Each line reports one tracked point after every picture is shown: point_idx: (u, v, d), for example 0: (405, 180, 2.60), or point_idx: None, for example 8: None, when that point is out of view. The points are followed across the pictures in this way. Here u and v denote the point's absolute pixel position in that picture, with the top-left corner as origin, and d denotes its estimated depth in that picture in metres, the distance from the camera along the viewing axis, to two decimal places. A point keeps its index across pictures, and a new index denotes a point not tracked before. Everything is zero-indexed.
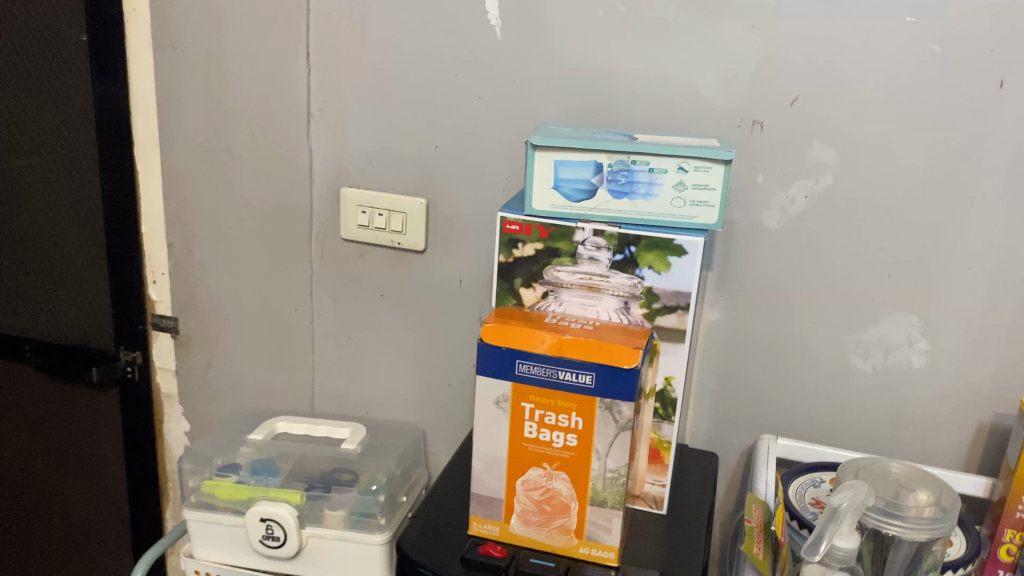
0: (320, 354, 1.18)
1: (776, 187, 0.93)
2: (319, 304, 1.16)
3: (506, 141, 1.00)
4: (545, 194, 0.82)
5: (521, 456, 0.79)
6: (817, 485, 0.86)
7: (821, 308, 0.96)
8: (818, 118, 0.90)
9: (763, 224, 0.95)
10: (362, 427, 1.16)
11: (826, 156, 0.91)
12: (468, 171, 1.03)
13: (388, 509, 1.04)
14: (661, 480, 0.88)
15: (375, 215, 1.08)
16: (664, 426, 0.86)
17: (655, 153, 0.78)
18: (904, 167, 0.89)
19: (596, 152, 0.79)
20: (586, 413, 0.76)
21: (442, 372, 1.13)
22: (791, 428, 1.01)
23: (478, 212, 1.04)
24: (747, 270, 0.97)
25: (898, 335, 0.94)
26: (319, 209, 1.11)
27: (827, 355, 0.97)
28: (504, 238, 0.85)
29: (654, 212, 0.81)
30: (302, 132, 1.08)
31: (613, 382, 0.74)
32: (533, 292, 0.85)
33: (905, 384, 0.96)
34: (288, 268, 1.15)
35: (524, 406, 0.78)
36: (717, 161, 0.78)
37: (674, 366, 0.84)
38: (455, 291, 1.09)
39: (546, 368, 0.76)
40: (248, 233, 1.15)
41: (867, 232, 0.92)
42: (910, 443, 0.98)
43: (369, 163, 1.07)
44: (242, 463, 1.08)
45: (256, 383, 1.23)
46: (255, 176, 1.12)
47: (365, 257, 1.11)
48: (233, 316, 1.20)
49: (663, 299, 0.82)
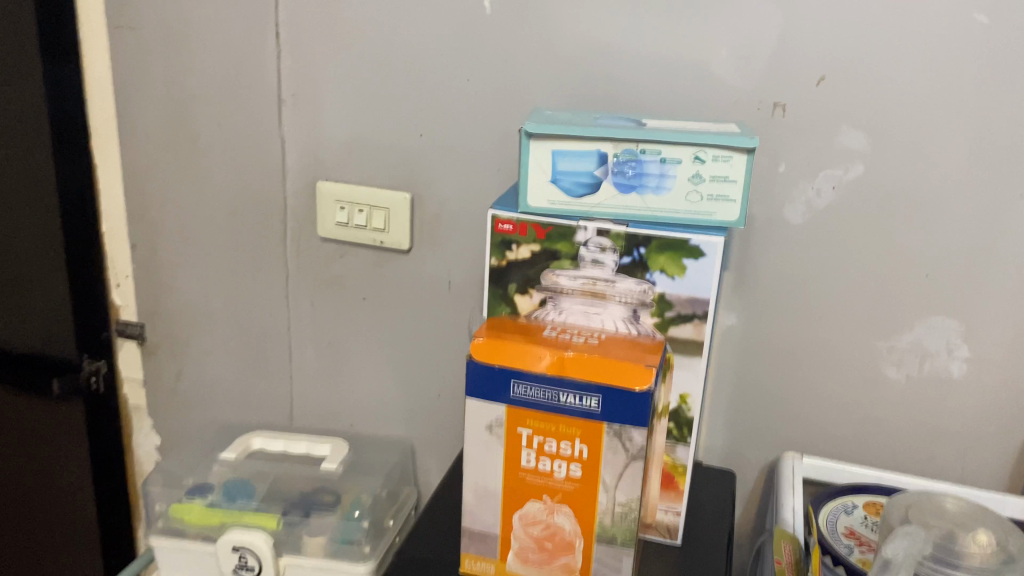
0: (298, 364, 1.09)
1: (800, 176, 0.84)
2: (295, 309, 1.06)
3: (497, 128, 0.90)
4: (542, 189, 0.72)
5: (518, 487, 0.70)
6: (850, 513, 0.78)
7: (850, 311, 0.86)
8: (848, 99, 0.80)
9: (785, 219, 0.85)
10: (344, 444, 1.05)
11: (856, 142, 0.81)
12: (455, 161, 0.93)
13: (374, 537, 0.96)
14: (675, 508, 0.79)
15: (355, 211, 0.98)
16: (679, 448, 0.77)
17: (669, 141, 0.68)
18: (945, 153, 0.79)
19: (600, 140, 0.69)
20: (592, 441, 0.67)
21: (430, 383, 1.04)
22: (817, 442, 0.92)
23: (467, 207, 0.94)
24: (767, 270, 0.88)
25: (936, 341, 0.85)
26: (294, 204, 1.01)
27: (858, 363, 0.88)
28: (496, 239, 0.74)
29: (666, 207, 0.71)
30: (272, 120, 0.97)
31: (623, 407, 0.65)
32: (529, 300, 0.76)
33: (945, 395, 0.86)
34: (262, 270, 1.05)
35: (521, 431, 0.68)
36: (739, 149, 0.68)
37: (689, 382, 0.74)
38: (443, 294, 0.99)
39: (546, 390, 0.66)
40: (217, 232, 1.05)
41: (903, 226, 0.82)
42: (947, 461, 0.88)
43: (348, 154, 0.97)
44: (214, 484, 0.99)
45: (230, 394, 1.13)
46: (223, 170, 1.02)
47: (346, 257, 1.01)
48: (205, 322, 1.10)
49: (677, 307, 0.72)
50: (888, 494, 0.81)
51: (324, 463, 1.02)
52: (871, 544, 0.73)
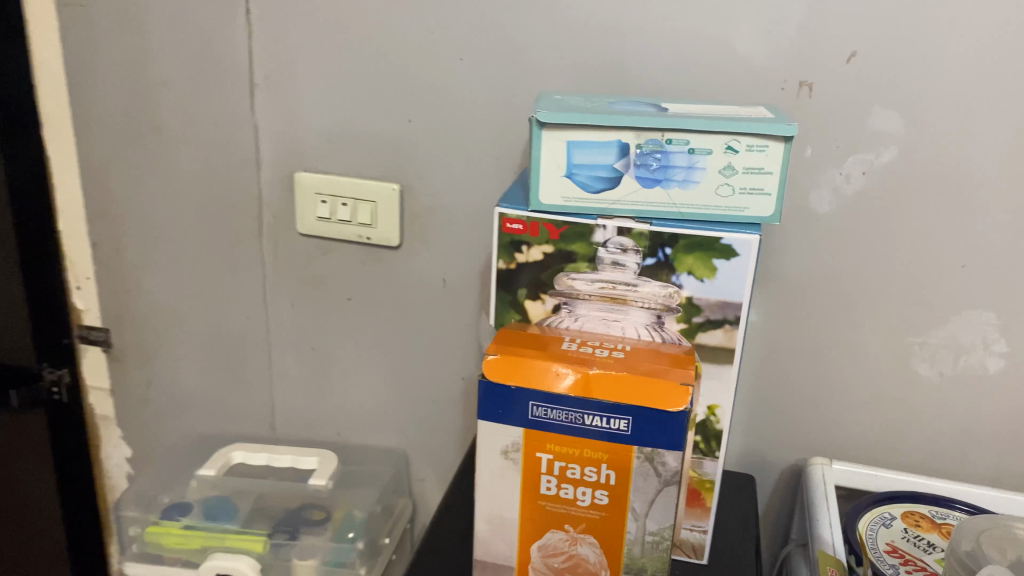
0: (280, 369, 1.01)
1: (827, 162, 0.77)
2: (275, 311, 0.98)
3: (495, 112, 0.82)
4: (556, 184, 0.64)
5: (537, 516, 0.63)
6: (889, 527, 0.72)
7: (879, 305, 0.81)
8: (881, 77, 0.73)
9: (811, 208, 0.79)
10: (333, 456, 0.98)
11: (890, 124, 0.74)
12: (449, 149, 0.85)
13: (369, 554, 0.89)
14: (702, 526, 0.73)
15: (338, 205, 0.90)
16: (707, 463, 0.70)
17: (698, 129, 0.61)
18: (988, 135, 0.73)
19: (622, 129, 0.62)
20: (619, 466, 0.60)
21: (425, 388, 0.97)
22: (841, 442, 0.87)
23: (463, 199, 0.87)
24: (790, 263, 0.81)
25: (972, 336, 0.79)
26: (271, 199, 0.92)
27: (886, 359, 0.82)
28: (503, 240, 0.67)
29: (694, 203, 0.64)
30: (243, 106, 0.88)
31: (656, 430, 0.58)
32: (541, 306, 0.69)
33: (980, 392, 0.81)
34: (237, 271, 0.97)
35: (540, 456, 0.61)
36: (775, 137, 0.61)
37: (719, 393, 0.68)
38: (438, 293, 0.91)
39: (569, 412, 0.59)
40: (187, 230, 0.96)
41: (939, 215, 0.76)
42: (980, 460, 0.84)
43: (329, 143, 0.88)
44: (193, 501, 0.92)
45: (206, 403, 1.05)
46: (191, 161, 0.93)
47: (328, 255, 0.93)
48: (176, 326, 1.02)
49: (705, 312, 0.66)
50: (928, 503, 0.75)
51: (312, 478, 0.95)
52: (918, 564, 0.67)
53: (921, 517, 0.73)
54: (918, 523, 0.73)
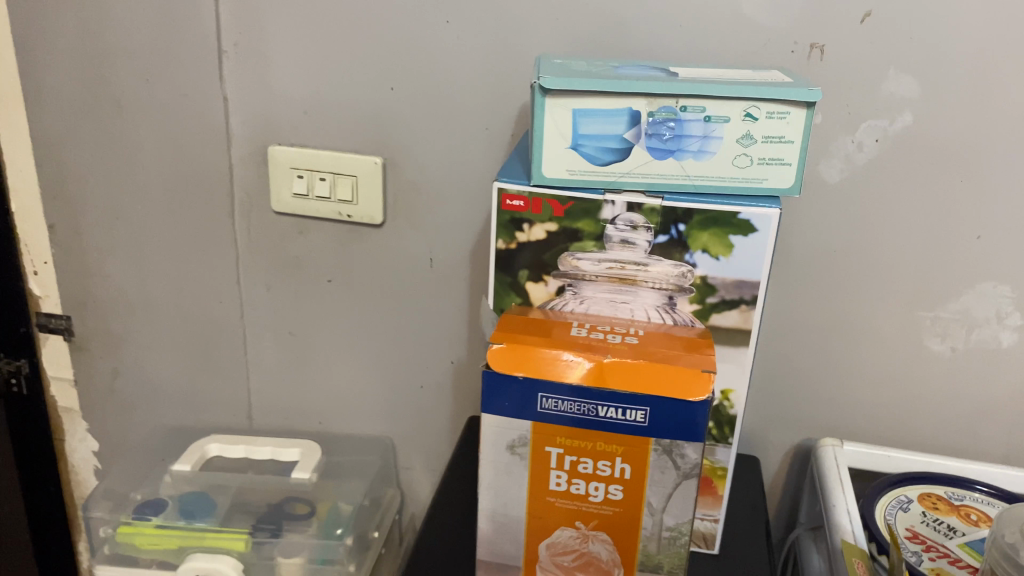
0: (256, 356, 0.95)
1: (838, 129, 0.73)
2: (250, 295, 0.92)
3: (486, 80, 0.77)
4: (560, 157, 0.59)
5: (545, 514, 0.59)
6: (907, 510, 0.69)
7: (891, 280, 0.77)
8: (898, 38, 0.69)
9: (821, 178, 0.75)
10: (316, 447, 0.93)
11: (905, 88, 0.70)
12: (436, 120, 0.79)
13: (357, 549, 0.85)
14: (713, 515, 0.69)
15: (316, 179, 0.84)
16: (721, 451, 0.67)
17: (715, 96, 0.56)
18: (1010, 100, 0.69)
19: (633, 96, 0.57)
20: (635, 459, 0.56)
21: (412, 373, 0.92)
22: (847, 421, 0.84)
23: (451, 173, 0.81)
24: (798, 236, 0.77)
25: (986, 309, 0.77)
26: (242, 175, 0.86)
27: (896, 334, 0.79)
28: (503, 217, 0.62)
29: (709, 175, 0.59)
30: (211, 74, 0.82)
31: (676, 420, 0.54)
32: (544, 288, 0.65)
33: (993, 367, 0.79)
34: (208, 252, 0.91)
35: (550, 450, 0.57)
36: (798, 103, 0.56)
37: (734, 377, 0.64)
38: (425, 273, 0.86)
39: (582, 403, 0.55)
40: (152, 209, 0.90)
41: (956, 184, 0.73)
42: (990, 436, 0.81)
43: (305, 114, 0.82)
44: (168, 499, 0.86)
45: (178, 393, 0.99)
46: (155, 135, 0.86)
47: (306, 235, 0.87)
48: (143, 313, 0.95)
49: (721, 292, 0.62)
50: (944, 485, 0.73)
51: (295, 471, 0.90)
52: (941, 550, 0.64)
53: (938, 499, 0.71)
54: (936, 506, 0.70)
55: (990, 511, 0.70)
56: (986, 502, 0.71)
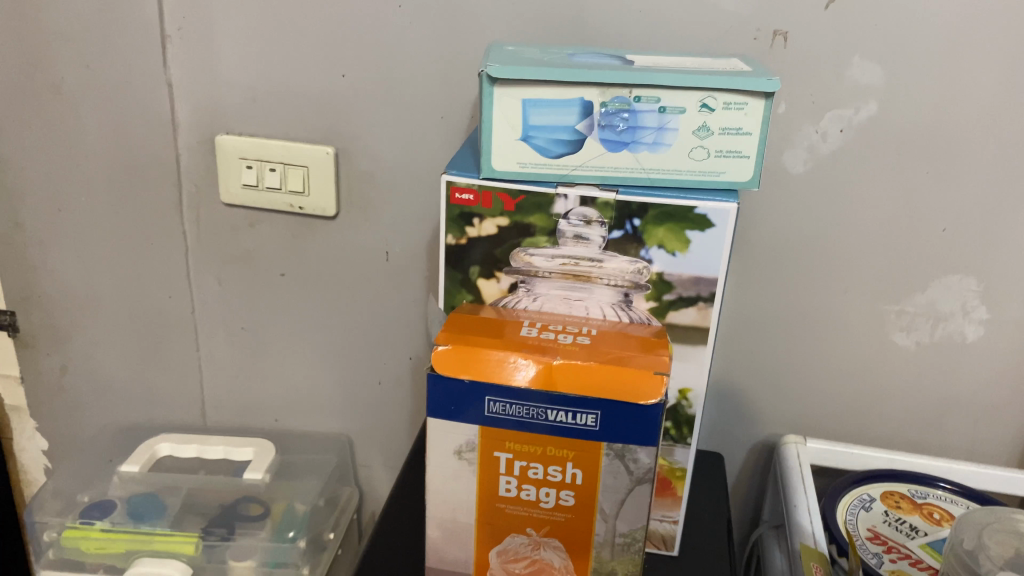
0: (209, 352, 0.92)
1: (802, 118, 0.71)
2: (200, 290, 0.89)
3: (440, 66, 0.74)
4: (510, 149, 0.57)
5: (494, 520, 0.57)
6: (869, 510, 0.68)
7: (856, 274, 0.76)
8: (863, 24, 0.67)
9: (784, 169, 0.73)
10: (270, 447, 0.91)
11: (870, 76, 0.68)
12: (389, 107, 0.77)
13: (311, 551, 0.83)
14: (672, 516, 0.67)
15: (265, 170, 0.80)
16: (678, 450, 0.65)
17: (669, 85, 0.54)
18: (976, 88, 0.67)
19: (585, 86, 0.54)
20: (587, 464, 0.54)
21: (369, 369, 0.90)
22: (812, 417, 0.83)
23: (406, 163, 0.79)
24: (761, 229, 0.75)
25: (952, 303, 0.75)
26: (190, 165, 0.83)
27: (862, 328, 0.78)
28: (452, 212, 0.60)
29: (665, 168, 0.57)
30: (154, 59, 0.78)
31: (628, 424, 0.52)
32: (496, 285, 0.62)
33: (959, 362, 0.77)
34: (156, 245, 0.87)
35: (499, 455, 0.55)
36: (756, 94, 0.54)
37: (692, 376, 0.62)
38: (380, 266, 0.84)
39: (530, 407, 0.53)
40: (97, 201, 0.86)
41: (922, 176, 0.71)
42: (955, 432, 0.80)
43: (252, 102, 0.79)
44: (116, 500, 0.83)
45: (129, 390, 0.97)
46: (97, 124, 0.82)
47: (257, 227, 0.84)
48: (91, 308, 0.92)
49: (678, 289, 0.59)
50: (907, 483, 0.71)
51: (247, 472, 0.87)
52: (902, 552, 0.63)
53: (900, 498, 0.69)
54: (899, 505, 0.69)
55: (953, 509, 0.69)
56: (949, 500, 0.70)
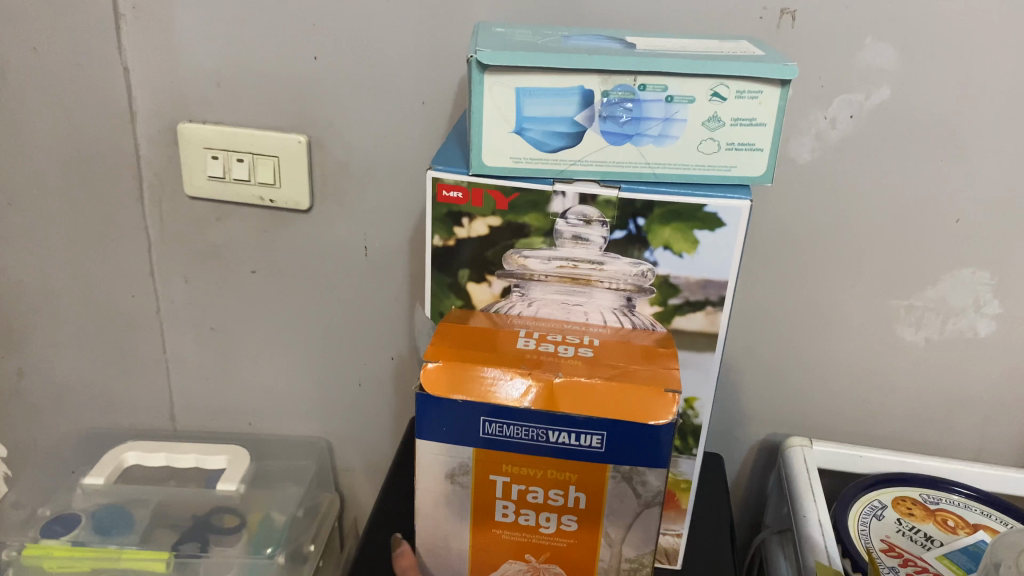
0: (178, 353, 0.87)
1: (810, 103, 0.66)
2: (165, 288, 0.83)
3: (421, 49, 0.68)
4: (503, 143, 0.51)
5: (490, 546, 0.53)
6: (881, 519, 0.64)
7: (864, 269, 0.72)
8: (877, 2, 0.62)
9: (791, 157, 0.68)
10: (244, 453, 0.86)
11: (883, 58, 0.64)
12: (365, 93, 0.71)
13: (291, 564, 0.78)
14: (676, 529, 0.63)
15: (233, 160, 0.75)
16: (682, 462, 0.61)
17: (678, 72, 0.49)
18: (997, 71, 0.63)
19: (585, 73, 0.49)
20: (591, 487, 0.50)
21: (349, 370, 0.85)
22: (814, 415, 0.80)
23: (385, 154, 0.73)
24: (765, 222, 0.71)
25: (963, 297, 0.72)
26: (150, 155, 0.77)
27: (868, 324, 0.74)
28: (439, 211, 0.55)
29: (672, 163, 0.52)
30: (108, 41, 0.72)
31: (636, 445, 0.48)
32: (487, 289, 0.58)
33: (968, 358, 0.74)
34: (116, 242, 0.82)
35: (494, 479, 0.50)
36: (771, 81, 0.49)
37: (699, 384, 0.58)
38: (359, 263, 0.79)
39: (529, 429, 0.48)
40: (50, 195, 0.80)
41: (936, 166, 0.67)
42: (962, 429, 0.78)
43: (217, 87, 0.73)
44: (81, 514, 0.77)
45: (92, 393, 0.91)
46: (47, 111, 0.76)
47: (225, 222, 0.79)
48: (48, 307, 0.86)
49: (684, 293, 0.55)
50: (918, 487, 0.68)
51: (220, 483, 0.82)
52: (919, 565, 0.59)
53: (913, 504, 0.66)
54: (912, 512, 0.65)
55: (968, 514, 0.65)
56: (964, 506, 0.66)
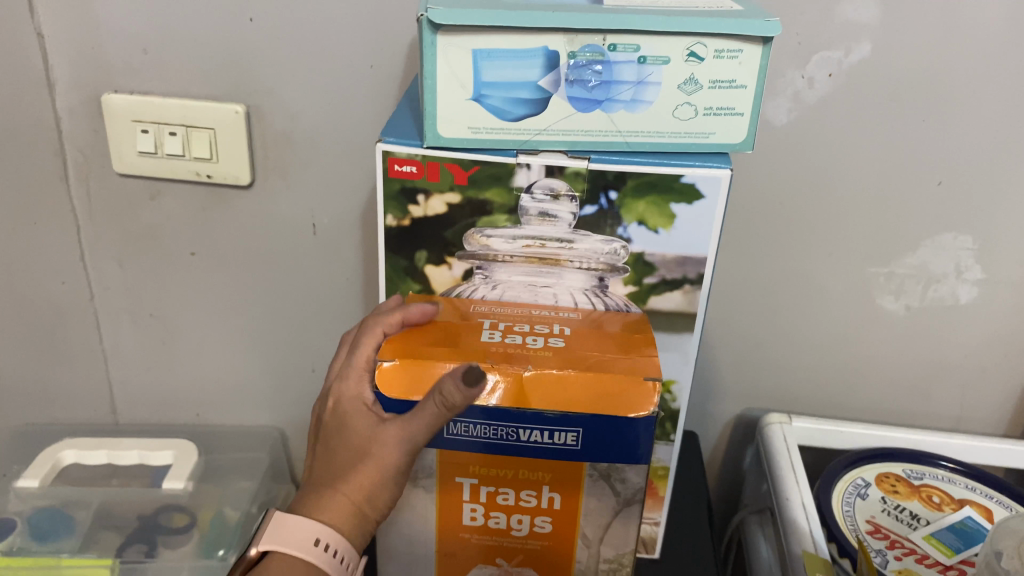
0: (117, 343, 0.81)
1: (785, 62, 0.62)
2: (98, 274, 0.77)
3: (368, 8, 0.63)
4: (460, 112, 0.46)
5: (457, 551, 0.49)
6: (866, 498, 0.61)
7: (842, 237, 0.69)
8: None
9: (766, 120, 0.64)
10: (192, 448, 0.80)
11: (863, 13, 0.60)
12: (307, 57, 0.65)
13: None
14: (654, 518, 0.59)
15: (165, 134, 0.68)
16: (660, 448, 0.57)
17: (651, 30, 0.44)
18: (985, 25, 0.59)
19: (549, 33, 0.44)
20: (566, 487, 0.46)
21: (302, 355, 0.80)
22: (789, 388, 0.77)
23: (331, 124, 0.68)
24: (738, 190, 0.67)
25: (944, 263, 0.69)
26: (72, 130, 0.70)
27: (846, 294, 0.71)
28: (391, 187, 0.50)
29: (645, 130, 0.47)
30: (18, 3, 0.65)
31: (613, 442, 0.44)
32: (448, 271, 0.53)
33: (947, 325, 0.72)
34: (39, 225, 0.75)
35: (461, 481, 0.46)
36: (752, 39, 0.44)
37: (677, 366, 0.54)
38: (308, 241, 0.73)
39: (498, 428, 0.44)
40: None
41: (917, 127, 0.63)
42: (941, 397, 0.76)
43: (142, 54, 0.66)
44: (16, 519, 0.71)
45: (25, 388, 0.85)
46: None
47: (159, 201, 0.73)
48: None
49: (660, 271, 0.51)
50: (900, 463, 0.66)
51: (166, 481, 0.77)
52: (906, 546, 0.56)
53: (897, 480, 0.64)
54: (896, 489, 0.63)
55: (953, 489, 0.63)
56: (948, 480, 0.64)
